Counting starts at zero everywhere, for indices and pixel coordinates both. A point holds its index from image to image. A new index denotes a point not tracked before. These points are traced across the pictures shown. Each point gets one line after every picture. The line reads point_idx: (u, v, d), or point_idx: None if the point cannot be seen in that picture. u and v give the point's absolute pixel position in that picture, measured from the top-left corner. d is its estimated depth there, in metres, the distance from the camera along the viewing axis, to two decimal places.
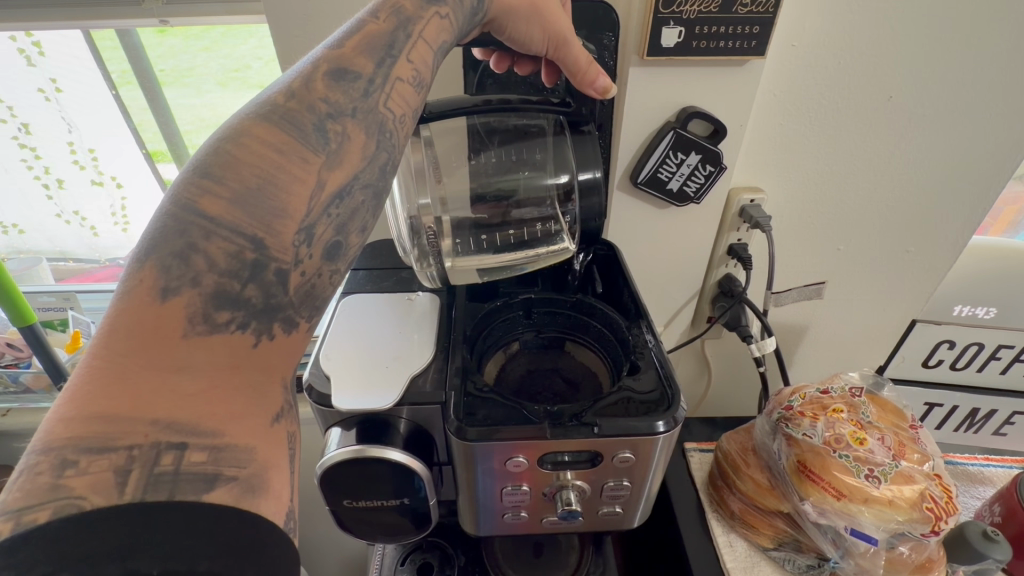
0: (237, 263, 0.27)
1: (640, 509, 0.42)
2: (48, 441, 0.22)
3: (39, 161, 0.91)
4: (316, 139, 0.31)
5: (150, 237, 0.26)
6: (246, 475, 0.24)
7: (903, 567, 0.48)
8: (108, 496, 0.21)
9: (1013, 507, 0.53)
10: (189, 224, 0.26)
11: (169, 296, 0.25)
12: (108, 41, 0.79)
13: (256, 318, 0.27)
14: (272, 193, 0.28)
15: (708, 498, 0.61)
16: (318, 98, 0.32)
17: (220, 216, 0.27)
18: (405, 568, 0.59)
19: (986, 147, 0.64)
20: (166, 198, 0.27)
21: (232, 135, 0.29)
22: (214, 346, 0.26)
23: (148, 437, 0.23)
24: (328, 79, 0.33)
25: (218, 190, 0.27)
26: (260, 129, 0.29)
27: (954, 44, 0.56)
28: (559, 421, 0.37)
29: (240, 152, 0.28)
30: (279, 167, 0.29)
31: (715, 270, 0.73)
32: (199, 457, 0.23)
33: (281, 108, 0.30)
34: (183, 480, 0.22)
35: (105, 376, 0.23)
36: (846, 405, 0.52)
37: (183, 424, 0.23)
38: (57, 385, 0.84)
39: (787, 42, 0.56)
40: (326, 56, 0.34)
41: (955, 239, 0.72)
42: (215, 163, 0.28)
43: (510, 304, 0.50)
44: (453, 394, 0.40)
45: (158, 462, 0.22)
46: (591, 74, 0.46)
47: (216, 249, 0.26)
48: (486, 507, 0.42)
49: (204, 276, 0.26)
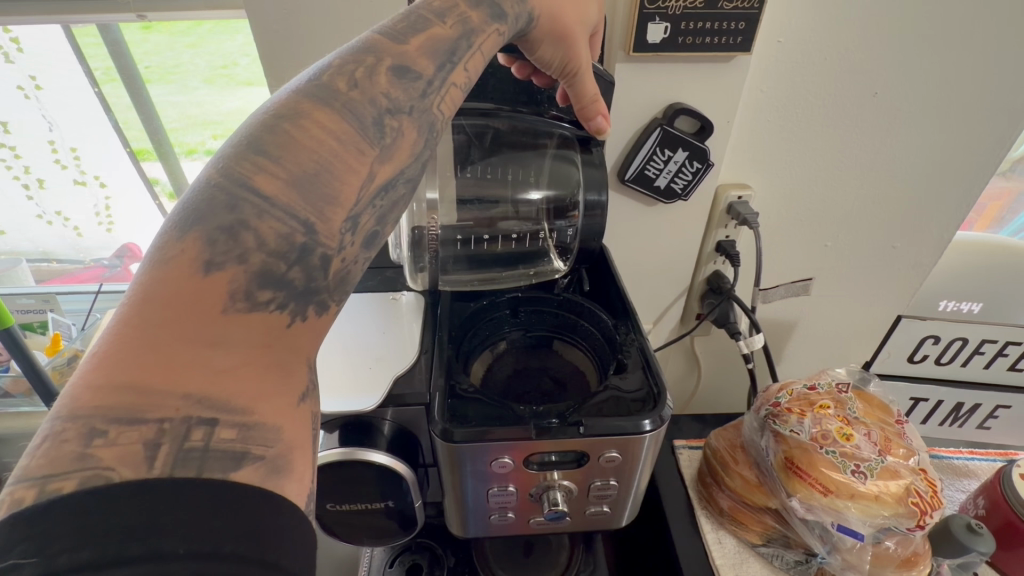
0: (286, 245, 0.24)
1: (628, 507, 0.42)
2: (73, 408, 0.20)
3: (18, 161, 0.89)
4: (372, 133, 0.28)
5: (190, 207, 0.24)
6: (273, 454, 0.22)
7: (890, 562, 0.47)
8: (137, 469, 0.20)
9: (996, 500, 0.54)
10: (240, 199, 0.24)
11: (213, 271, 0.23)
12: (91, 38, 0.77)
13: (295, 299, 0.25)
14: (329, 180, 0.26)
15: (696, 495, 0.61)
16: (380, 91, 0.29)
17: (275, 196, 0.24)
18: (394, 570, 0.58)
19: (970, 143, 0.65)
20: (213, 169, 0.25)
21: (287, 112, 0.26)
22: (252, 323, 0.24)
23: (179, 411, 0.21)
24: (392, 75, 0.30)
25: (273, 170, 0.25)
26: (321, 112, 0.27)
27: (939, 42, 0.57)
28: (546, 424, 0.37)
29: (298, 133, 0.26)
30: (337, 155, 0.27)
31: (704, 266, 0.72)
32: (228, 434, 0.22)
33: (342, 95, 0.28)
34: (212, 457, 0.21)
35: (137, 344, 0.21)
36: (833, 401, 0.52)
37: (214, 400, 0.22)
38: (35, 389, 0.82)
39: (772, 39, 0.56)
40: (384, 46, 0.31)
41: (939, 234, 0.73)
42: (269, 140, 0.25)
43: (496, 304, 0.50)
44: (437, 396, 0.38)
45: (188, 438, 0.21)
46: (594, 106, 0.43)
47: (268, 229, 0.24)
48: (473, 509, 0.41)
49: (251, 254, 0.24)
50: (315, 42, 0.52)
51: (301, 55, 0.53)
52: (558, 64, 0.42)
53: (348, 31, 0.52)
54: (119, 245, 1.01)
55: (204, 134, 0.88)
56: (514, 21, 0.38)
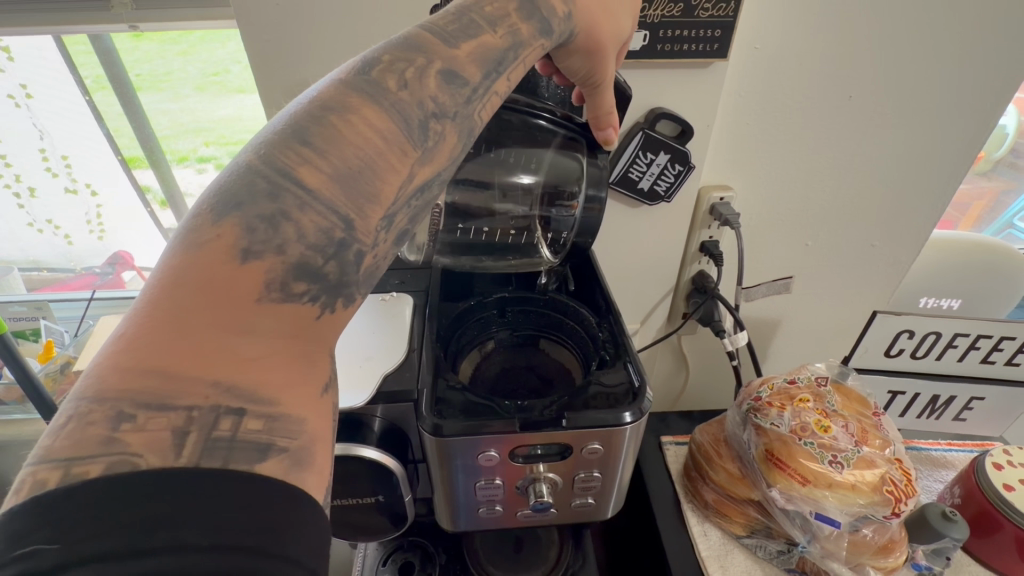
0: (325, 239, 0.26)
1: (612, 500, 0.43)
2: (100, 391, 0.21)
3: (8, 169, 0.89)
4: (416, 134, 0.29)
5: (232, 191, 0.25)
6: (296, 447, 0.22)
7: (867, 549, 0.49)
8: (163, 457, 0.20)
9: (971, 488, 0.56)
10: (282, 190, 0.25)
11: (250, 259, 0.24)
12: (82, 46, 0.78)
13: (328, 292, 0.26)
14: (370, 178, 0.27)
15: (682, 489, 0.63)
16: (428, 95, 0.30)
17: (318, 189, 0.26)
18: (387, 568, 0.59)
19: (948, 144, 0.67)
20: (256, 156, 0.26)
21: (334, 106, 0.27)
22: (284, 314, 0.24)
23: (207, 399, 0.21)
24: (440, 79, 0.31)
25: (317, 163, 0.26)
26: (369, 109, 0.28)
27: (912, 45, 0.59)
28: (529, 419, 0.38)
29: (344, 128, 0.27)
30: (381, 154, 0.28)
31: (688, 267, 0.74)
32: (255, 425, 0.22)
33: (391, 94, 0.29)
34: (238, 448, 0.21)
35: (168, 328, 0.22)
36: (812, 395, 0.54)
37: (242, 389, 0.22)
38: (28, 396, 0.81)
39: (750, 45, 0.57)
40: (435, 49, 0.32)
41: (917, 231, 0.75)
42: (315, 131, 0.26)
43: (485, 304, 0.52)
44: (425, 392, 0.40)
45: (215, 427, 0.21)
46: (608, 120, 0.43)
47: (309, 222, 0.25)
48: (461, 503, 0.42)
49: (290, 246, 0.25)
50: (310, 49, 0.53)
51: (288, 64, 0.54)
52: (580, 75, 0.42)
53: (342, 38, 0.53)
54: (111, 253, 1.02)
55: (195, 141, 0.89)
56: (558, 38, 0.38)
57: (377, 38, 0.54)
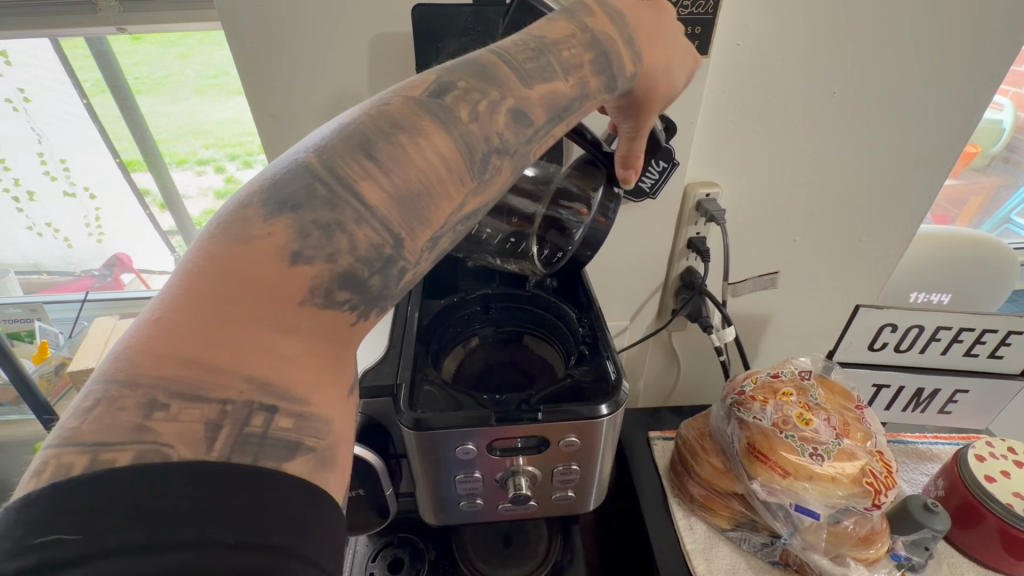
0: (375, 254, 0.25)
1: (593, 492, 0.44)
2: (133, 375, 0.21)
3: (6, 172, 0.89)
4: (477, 166, 0.28)
5: (288, 190, 0.24)
6: (322, 446, 0.23)
7: (847, 541, 0.49)
8: (196, 450, 0.20)
9: (954, 481, 0.56)
10: (341, 200, 0.25)
11: (298, 262, 0.24)
12: (79, 50, 0.78)
13: (366, 302, 0.26)
14: (427, 202, 0.27)
15: (669, 484, 0.63)
16: (497, 130, 0.29)
17: (376, 205, 0.25)
18: (376, 565, 0.60)
19: (932, 139, 0.68)
20: (316, 154, 0.25)
21: (402, 123, 0.26)
22: (323, 318, 0.25)
23: (243, 394, 0.22)
24: (510, 117, 0.29)
25: (379, 178, 0.25)
26: (437, 135, 0.27)
27: (898, 41, 0.60)
28: (506, 410, 0.38)
29: (411, 148, 0.26)
30: (440, 180, 0.27)
31: (677, 263, 0.75)
32: (286, 423, 0.22)
33: (462, 123, 0.28)
34: (268, 445, 0.22)
35: (210, 319, 0.22)
36: (795, 388, 0.55)
37: (276, 386, 0.23)
38: (24, 397, 0.81)
39: (732, 42, 0.58)
40: (512, 84, 0.30)
41: (904, 226, 0.76)
42: (381, 146, 0.26)
43: (467, 300, 0.52)
44: (405, 384, 0.40)
45: (248, 423, 0.21)
46: (637, 160, 0.43)
47: (362, 236, 0.25)
48: (442, 496, 0.42)
49: (341, 256, 0.25)
50: (300, 46, 0.54)
51: (274, 62, 0.54)
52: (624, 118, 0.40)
53: (333, 39, 0.54)
54: (110, 255, 1.03)
55: (195, 144, 0.90)
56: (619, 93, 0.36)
57: (366, 39, 0.54)
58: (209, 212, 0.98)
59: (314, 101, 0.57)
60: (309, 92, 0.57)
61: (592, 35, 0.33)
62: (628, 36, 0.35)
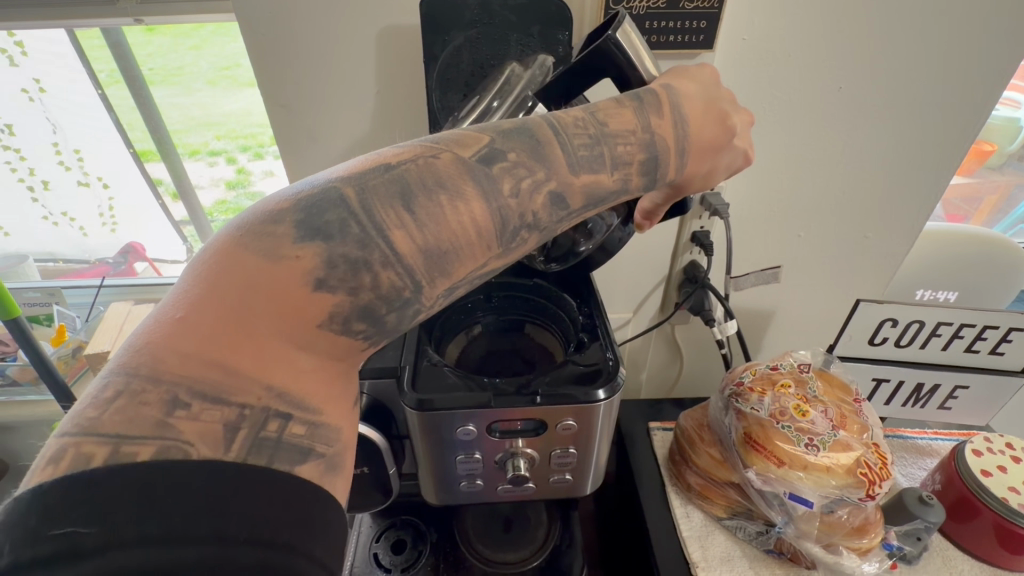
0: (393, 297, 0.26)
1: (590, 477, 0.45)
2: (158, 373, 0.22)
3: (23, 162, 0.92)
4: (507, 235, 0.28)
5: (324, 216, 0.25)
6: (331, 453, 0.26)
7: (840, 530, 0.50)
8: (214, 448, 0.22)
9: (950, 475, 0.57)
10: (372, 242, 0.25)
11: (320, 292, 0.25)
12: (95, 40, 0.80)
13: (379, 337, 0.27)
14: (450, 259, 0.27)
15: (668, 473, 0.64)
16: (534, 209, 0.29)
17: (402, 253, 0.26)
18: (380, 545, 0.62)
19: (939, 136, 0.68)
20: (356, 184, 0.26)
21: (445, 182, 0.27)
22: (337, 344, 0.26)
23: (260, 400, 0.24)
24: (549, 199, 0.29)
25: (410, 228, 0.26)
26: (476, 201, 0.27)
27: (904, 37, 0.60)
28: (506, 392, 0.39)
29: (447, 208, 0.26)
30: (467, 242, 0.27)
31: (680, 257, 0.75)
32: (298, 429, 0.25)
33: (503, 194, 0.28)
34: (283, 448, 0.24)
35: (233, 326, 0.24)
36: (794, 381, 0.56)
37: (293, 397, 0.25)
38: (44, 378, 0.84)
39: (737, 37, 0.58)
40: (562, 167, 0.29)
41: (910, 224, 0.76)
42: (420, 199, 0.26)
43: (470, 289, 0.53)
44: (409, 367, 0.41)
45: (264, 427, 0.24)
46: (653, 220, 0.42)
47: (386, 278, 0.26)
48: (443, 476, 0.43)
49: (363, 291, 0.25)
50: (312, 39, 0.55)
51: (286, 54, 0.56)
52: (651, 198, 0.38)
53: (343, 31, 0.55)
54: (122, 244, 1.05)
55: (207, 135, 0.92)
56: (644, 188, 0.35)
57: (372, 34, 0.55)
58: (222, 202, 1.00)
59: (321, 94, 0.59)
60: (316, 84, 0.58)
61: (653, 137, 0.32)
62: (684, 147, 0.34)
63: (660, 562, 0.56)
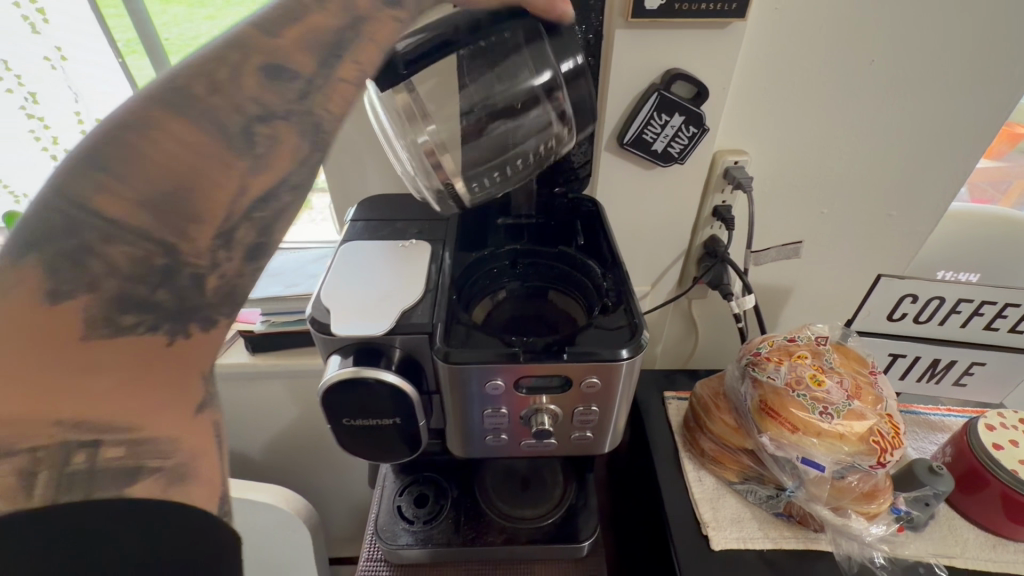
0: (144, 267, 0.29)
1: (609, 435, 0.47)
2: None
3: (46, 131, 0.88)
4: (239, 141, 0.31)
5: (42, 226, 0.27)
6: (170, 464, 0.30)
7: (850, 494, 0.52)
8: (15, 499, 0.26)
9: (962, 448, 0.58)
10: (80, 224, 0.27)
11: (58, 300, 0.27)
12: (113, 9, 0.82)
13: (168, 320, 0.30)
14: (190, 196, 0.30)
15: (682, 440, 0.66)
16: (250, 97, 0.31)
17: (121, 217, 0.28)
18: (403, 498, 0.66)
19: (975, 113, 0.66)
20: (47, 186, 0.28)
21: (119, 133, 0.28)
22: (121, 348, 0.29)
23: (55, 437, 0.27)
24: (261, 77, 0.31)
25: (116, 189, 0.28)
26: (167, 120, 0.29)
27: (944, 9, 0.58)
28: (534, 349, 0.41)
29: (148, 147, 0.29)
30: (198, 175, 0.30)
31: (700, 231, 0.76)
32: (116, 452, 0.28)
33: (200, 104, 0.30)
34: (100, 476, 0.28)
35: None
36: (810, 353, 0.57)
37: (94, 421, 0.28)
38: None
39: (771, 6, 0.58)
40: (247, 44, 0.32)
41: (937, 203, 0.75)
42: (114, 154, 0.28)
43: (497, 255, 0.54)
44: (440, 324, 0.43)
45: (69, 461, 0.27)
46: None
47: (120, 255, 0.28)
48: (469, 429, 0.46)
49: (103, 280, 0.28)
50: None
51: None
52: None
53: None
54: None
55: None
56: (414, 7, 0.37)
57: None
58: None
59: None
60: None
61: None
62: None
63: (673, 520, 0.59)
